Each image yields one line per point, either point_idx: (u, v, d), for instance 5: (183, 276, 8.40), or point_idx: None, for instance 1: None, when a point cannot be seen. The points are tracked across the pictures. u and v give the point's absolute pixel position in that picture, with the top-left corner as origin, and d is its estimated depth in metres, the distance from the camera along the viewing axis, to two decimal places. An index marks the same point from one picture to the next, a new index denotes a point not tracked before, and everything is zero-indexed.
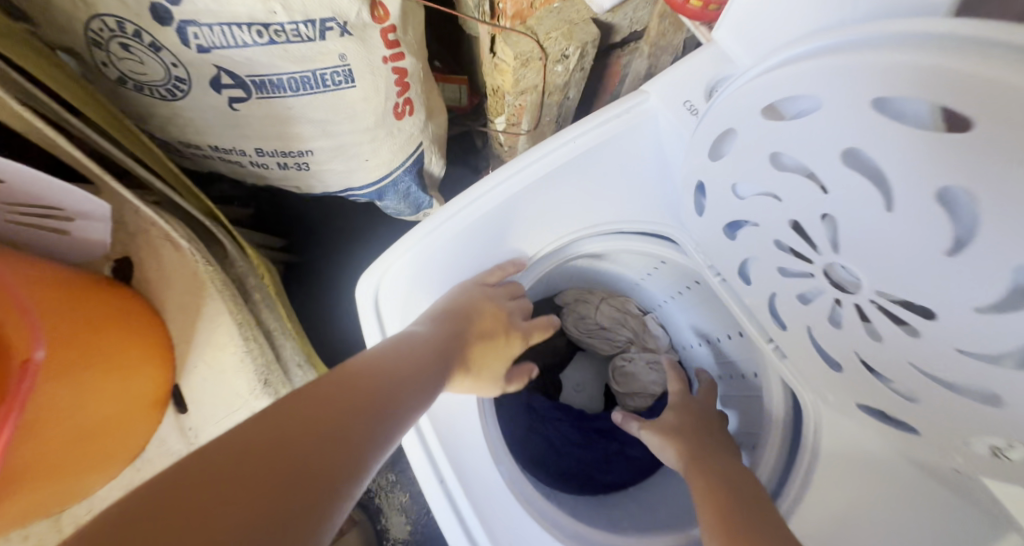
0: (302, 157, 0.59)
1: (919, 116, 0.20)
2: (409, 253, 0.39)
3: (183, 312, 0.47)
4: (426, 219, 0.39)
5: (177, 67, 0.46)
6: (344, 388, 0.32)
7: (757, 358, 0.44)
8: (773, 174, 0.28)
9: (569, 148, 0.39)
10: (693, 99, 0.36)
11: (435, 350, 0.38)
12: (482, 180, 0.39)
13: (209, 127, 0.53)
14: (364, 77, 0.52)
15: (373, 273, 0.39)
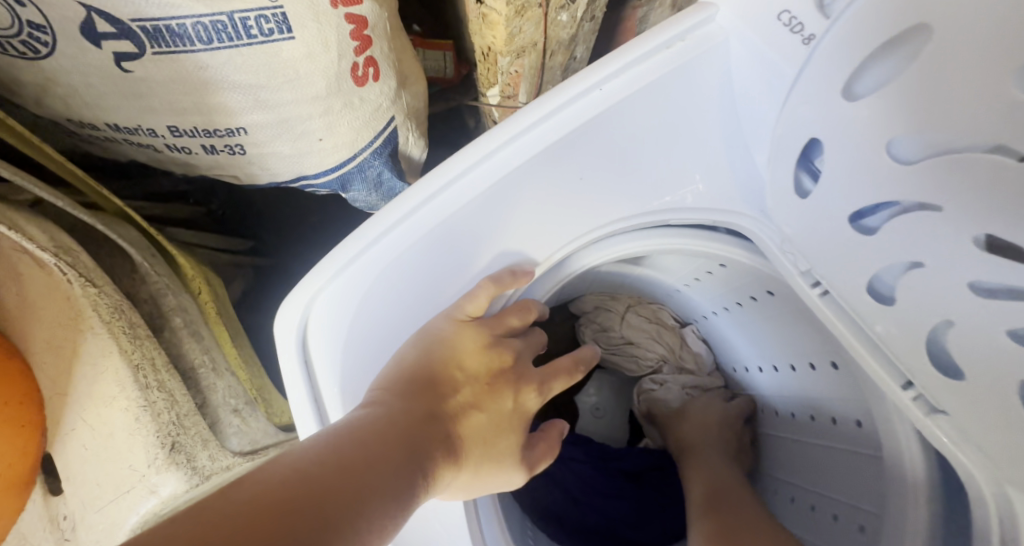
0: (233, 137, 0.45)
1: None
2: (354, 266, 0.26)
3: (56, 354, 0.33)
4: (380, 212, 0.26)
5: (26, 8, 0.33)
6: (257, 492, 0.18)
7: (869, 406, 0.30)
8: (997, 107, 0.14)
9: (591, 101, 0.26)
10: (795, 7, 0.22)
11: (401, 429, 0.24)
12: (463, 152, 0.26)
13: (99, 97, 0.40)
14: (305, 26, 0.37)
15: (302, 294, 0.26)
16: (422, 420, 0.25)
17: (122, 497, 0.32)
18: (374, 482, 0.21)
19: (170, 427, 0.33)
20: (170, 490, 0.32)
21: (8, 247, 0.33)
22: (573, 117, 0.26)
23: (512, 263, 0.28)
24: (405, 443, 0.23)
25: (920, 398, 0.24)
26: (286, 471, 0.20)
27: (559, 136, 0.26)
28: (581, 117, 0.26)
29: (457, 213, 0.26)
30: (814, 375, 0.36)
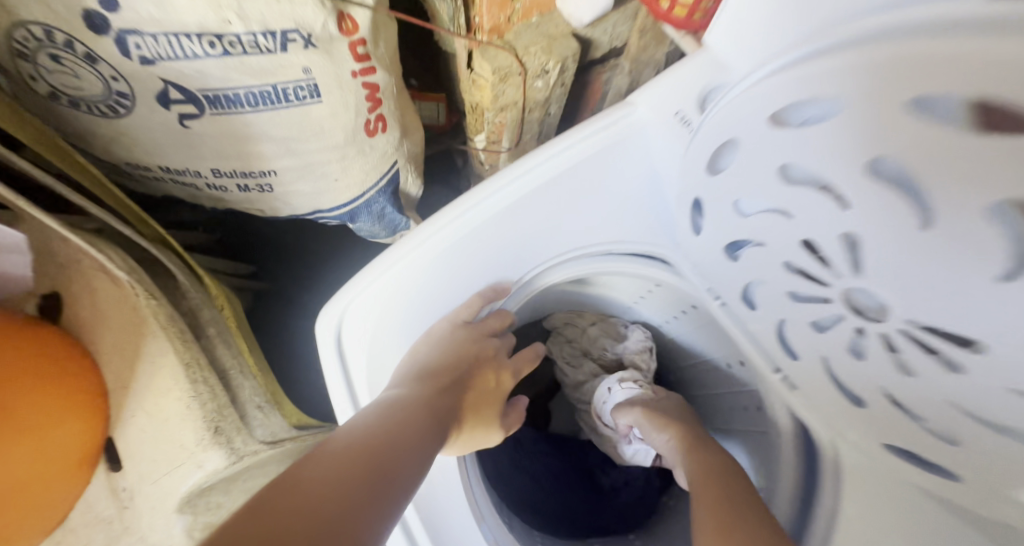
0: (264, 178, 0.54)
1: (949, 118, 0.16)
2: (375, 285, 0.34)
3: (121, 353, 0.41)
4: (389, 248, 0.35)
5: (118, 81, 0.42)
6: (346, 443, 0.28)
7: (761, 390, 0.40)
8: (781, 188, 0.24)
9: (545, 168, 0.35)
10: (685, 110, 0.33)
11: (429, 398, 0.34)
12: (455, 203, 0.35)
13: (158, 145, 0.49)
14: (331, 92, 0.48)
15: (336, 305, 0.35)
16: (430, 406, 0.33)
17: (175, 469, 0.39)
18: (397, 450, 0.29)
19: (213, 414, 0.40)
20: (213, 464, 0.39)
21: (87, 266, 0.41)
22: (534, 179, 0.36)
23: (495, 282, 0.37)
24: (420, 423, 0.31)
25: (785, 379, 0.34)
26: (359, 429, 0.30)
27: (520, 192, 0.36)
28: (538, 179, 0.36)
29: (443, 247, 0.35)
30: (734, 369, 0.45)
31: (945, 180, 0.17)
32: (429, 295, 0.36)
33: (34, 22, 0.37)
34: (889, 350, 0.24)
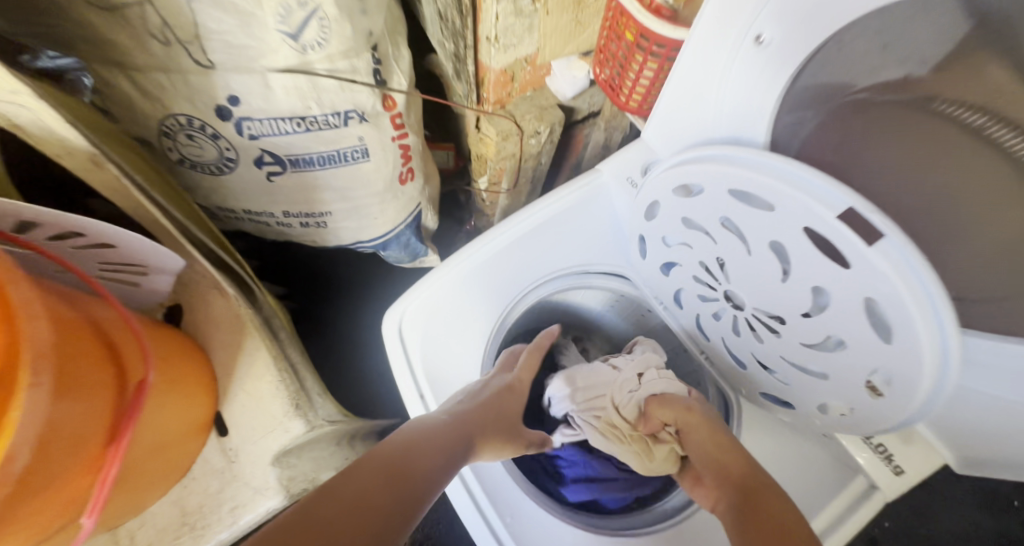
0: (322, 218, 0.70)
1: (756, 201, 0.34)
2: (419, 299, 0.49)
3: (226, 349, 0.54)
4: (431, 271, 0.49)
5: (229, 150, 0.59)
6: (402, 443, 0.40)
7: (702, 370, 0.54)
8: (685, 231, 0.41)
9: (537, 216, 0.50)
10: (633, 175, 0.48)
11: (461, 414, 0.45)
12: (475, 241, 0.50)
13: (246, 195, 0.65)
14: (376, 153, 0.65)
15: (393, 314, 0.49)
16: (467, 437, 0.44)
17: (269, 434, 0.52)
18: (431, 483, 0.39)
19: (295, 394, 0.54)
20: (298, 430, 0.52)
21: (205, 286, 0.54)
22: (527, 224, 0.50)
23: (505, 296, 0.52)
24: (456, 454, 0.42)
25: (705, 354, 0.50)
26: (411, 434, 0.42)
27: (518, 232, 0.51)
28: (530, 224, 0.51)
29: (465, 270, 0.50)
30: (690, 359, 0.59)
31: (768, 236, 0.33)
32: (457, 305, 0.50)
33: (181, 114, 0.54)
34: (750, 325, 0.40)
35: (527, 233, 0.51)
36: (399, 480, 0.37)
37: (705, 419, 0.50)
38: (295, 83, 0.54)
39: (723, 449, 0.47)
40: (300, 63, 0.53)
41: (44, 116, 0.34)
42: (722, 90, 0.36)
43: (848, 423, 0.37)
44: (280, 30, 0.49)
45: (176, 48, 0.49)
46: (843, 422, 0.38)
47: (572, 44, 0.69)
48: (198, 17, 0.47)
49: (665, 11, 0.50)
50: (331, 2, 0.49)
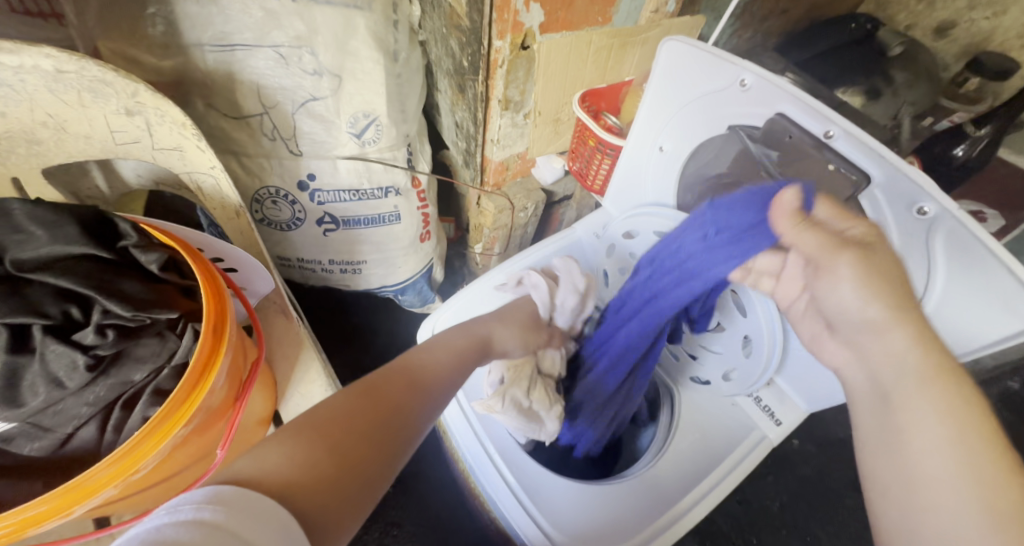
0: (358, 265, 0.90)
1: None
2: (447, 317, 0.66)
3: (287, 362, 0.66)
4: (451, 298, 0.67)
5: (299, 213, 0.80)
6: (389, 374, 0.43)
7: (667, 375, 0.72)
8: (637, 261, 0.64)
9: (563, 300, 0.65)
10: (597, 232, 0.69)
11: (451, 358, 0.49)
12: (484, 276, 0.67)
13: (305, 246, 0.86)
14: (406, 217, 0.87)
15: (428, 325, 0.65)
16: (462, 375, 0.49)
17: None
18: (434, 403, 0.44)
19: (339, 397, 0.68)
20: None
21: (273, 310, 0.66)
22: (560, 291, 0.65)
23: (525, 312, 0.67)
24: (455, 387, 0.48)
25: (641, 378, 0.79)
26: (396, 369, 0.44)
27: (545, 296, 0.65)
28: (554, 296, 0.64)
29: (481, 306, 0.67)
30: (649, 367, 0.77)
31: None
32: None
33: (272, 186, 0.77)
34: None
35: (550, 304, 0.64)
36: (408, 393, 0.42)
37: (856, 268, 0.37)
38: (355, 166, 0.76)
39: (874, 299, 0.37)
40: (358, 153, 0.75)
41: (222, 181, 0.52)
42: (648, 179, 0.60)
43: (747, 375, 0.59)
44: (350, 131, 0.73)
45: (277, 143, 0.72)
46: (746, 375, 0.59)
47: (554, 145, 0.94)
48: (297, 124, 0.71)
49: (613, 131, 0.78)
50: (386, 116, 0.74)
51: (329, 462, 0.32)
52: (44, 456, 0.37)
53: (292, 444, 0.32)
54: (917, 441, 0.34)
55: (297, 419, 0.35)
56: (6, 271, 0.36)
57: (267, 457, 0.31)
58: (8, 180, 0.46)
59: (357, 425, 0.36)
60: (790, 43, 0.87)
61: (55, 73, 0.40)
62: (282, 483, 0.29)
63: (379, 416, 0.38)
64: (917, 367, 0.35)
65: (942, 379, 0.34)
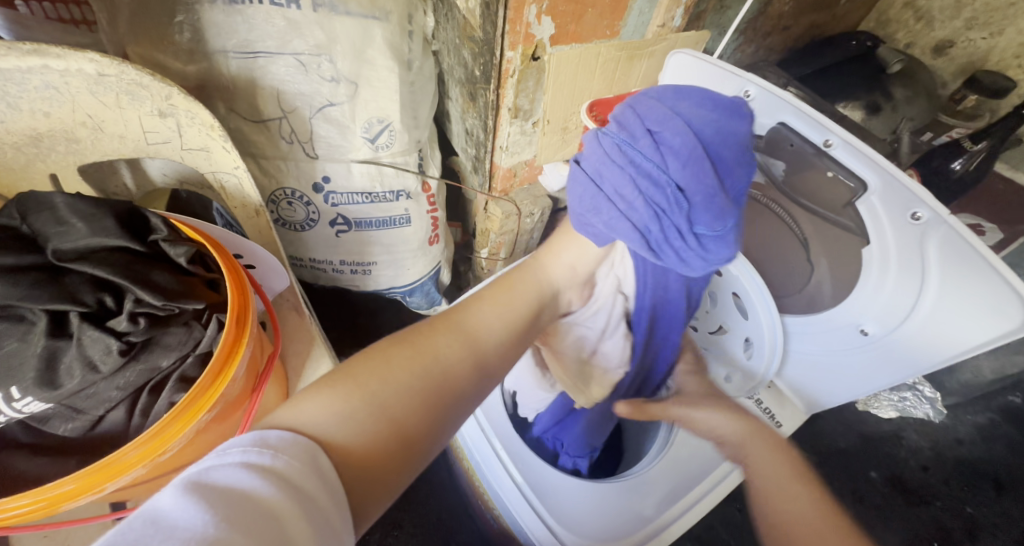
0: (368, 266, 0.92)
1: None
2: None
3: (299, 357, 0.67)
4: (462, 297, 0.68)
5: (314, 214, 0.83)
6: (448, 326, 0.42)
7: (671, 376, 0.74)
8: None
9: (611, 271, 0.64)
10: None
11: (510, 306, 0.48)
12: None
13: (317, 247, 0.88)
14: (416, 219, 0.89)
15: None
16: (525, 323, 0.48)
17: None
18: (486, 357, 0.42)
19: None
20: None
21: (287, 307, 0.68)
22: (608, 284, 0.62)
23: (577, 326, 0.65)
24: (517, 347, 0.46)
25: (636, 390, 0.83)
26: (454, 319, 0.43)
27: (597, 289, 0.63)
28: (617, 290, 0.63)
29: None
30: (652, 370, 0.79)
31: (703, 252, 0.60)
32: None
33: (288, 187, 0.79)
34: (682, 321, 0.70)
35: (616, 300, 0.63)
36: (465, 348, 0.41)
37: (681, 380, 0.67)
38: (369, 169, 0.79)
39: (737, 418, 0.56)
40: (371, 157, 0.78)
41: (245, 181, 0.54)
42: None
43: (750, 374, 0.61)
44: (364, 136, 0.75)
45: (295, 146, 0.75)
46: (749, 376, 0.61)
47: (561, 153, 0.96)
48: (314, 128, 0.74)
49: None
50: (399, 122, 0.76)
51: (376, 420, 0.34)
52: (77, 436, 0.40)
53: (340, 396, 0.34)
54: (770, 506, 0.44)
55: (348, 367, 0.36)
56: (46, 260, 0.38)
57: (317, 408, 0.33)
58: (47, 176, 0.48)
59: (406, 382, 0.36)
60: (792, 58, 0.89)
61: (97, 76, 0.42)
62: (329, 440, 0.31)
63: (428, 374, 0.38)
64: (741, 446, 0.53)
65: (784, 456, 0.49)
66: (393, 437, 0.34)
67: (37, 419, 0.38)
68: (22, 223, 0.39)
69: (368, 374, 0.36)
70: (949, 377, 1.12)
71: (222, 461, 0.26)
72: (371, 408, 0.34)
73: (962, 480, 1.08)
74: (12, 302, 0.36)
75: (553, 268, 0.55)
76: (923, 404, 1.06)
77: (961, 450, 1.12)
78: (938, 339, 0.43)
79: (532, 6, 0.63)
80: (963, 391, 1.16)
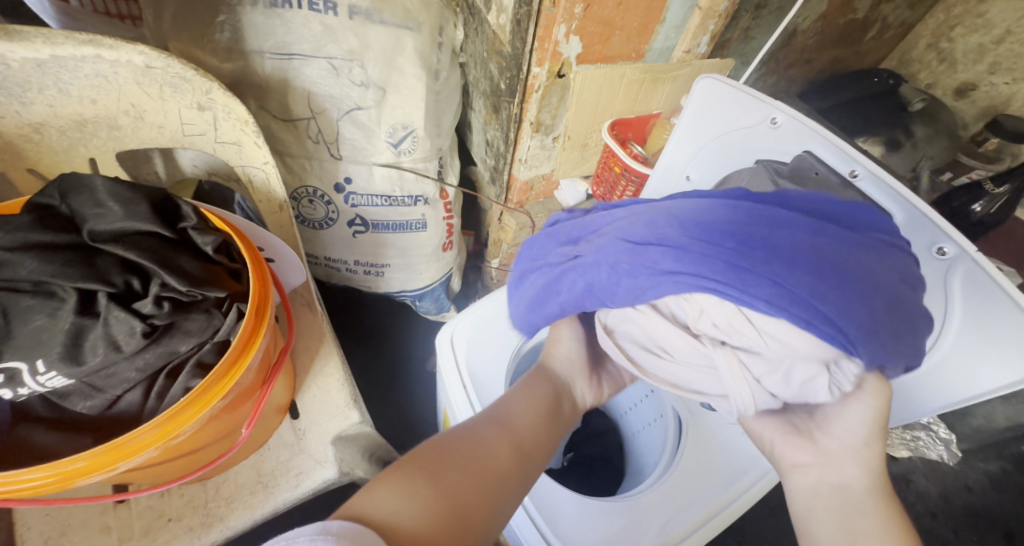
0: (381, 269, 0.93)
1: None
2: (467, 322, 0.68)
3: (306, 353, 0.67)
4: (470, 305, 0.68)
5: (332, 214, 0.84)
6: (494, 428, 0.48)
7: (662, 404, 0.73)
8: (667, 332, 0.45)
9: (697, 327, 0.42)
10: None
11: (533, 411, 0.52)
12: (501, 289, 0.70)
13: (333, 246, 0.89)
14: (432, 226, 0.90)
15: (449, 326, 0.67)
16: (550, 422, 0.52)
17: (333, 418, 0.64)
18: (534, 452, 0.48)
19: (352, 390, 0.67)
20: (355, 417, 0.65)
21: (302, 304, 0.69)
22: (719, 359, 0.43)
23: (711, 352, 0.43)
24: (551, 440, 0.51)
25: (632, 409, 0.83)
26: (492, 420, 0.49)
27: (686, 380, 0.47)
28: (741, 360, 0.42)
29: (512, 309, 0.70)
30: (647, 399, 0.78)
31: None
32: (492, 335, 0.68)
33: (310, 185, 0.81)
34: None
35: (761, 372, 0.41)
36: (512, 453, 0.46)
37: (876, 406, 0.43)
38: (390, 173, 0.80)
39: (864, 446, 0.44)
40: (393, 161, 0.79)
41: (272, 176, 0.55)
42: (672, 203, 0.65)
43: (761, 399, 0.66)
44: (387, 140, 0.77)
45: (320, 146, 0.76)
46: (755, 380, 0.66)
47: (579, 170, 0.97)
48: (340, 130, 0.75)
49: (639, 159, 0.81)
50: (422, 129, 0.78)
51: (440, 517, 0.37)
52: (94, 414, 0.40)
53: (404, 491, 0.38)
54: None
55: (407, 464, 0.41)
56: (81, 240, 0.40)
57: (384, 495, 0.37)
58: (86, 160, 0.49)
59: (461, 481, 0.41)
60: (815, 91, 0.90)
61: (144, 68, 0.44)
62: (404, 531, 0.35)
63: (482, 476, 0.42)
64: (859, 487, 0.43)
65: (895, 522, 0.41)
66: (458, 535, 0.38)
67: (57, 394, 0.39)
68: (62, 203, 0.41)
69: (425, 471, 0.41)
70: (961, 417, 1.11)
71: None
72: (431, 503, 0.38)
73: (971, 529, 1.05)
74: (46, 278, 0.37)
75: (554, 360, 0.59)
76: (937, 445, 1.11)
77: (971, 497, 1.10)
78: (956, 384, 0.46)
79: (562, 25, 0.65)
80: (973, 436, 1.13)
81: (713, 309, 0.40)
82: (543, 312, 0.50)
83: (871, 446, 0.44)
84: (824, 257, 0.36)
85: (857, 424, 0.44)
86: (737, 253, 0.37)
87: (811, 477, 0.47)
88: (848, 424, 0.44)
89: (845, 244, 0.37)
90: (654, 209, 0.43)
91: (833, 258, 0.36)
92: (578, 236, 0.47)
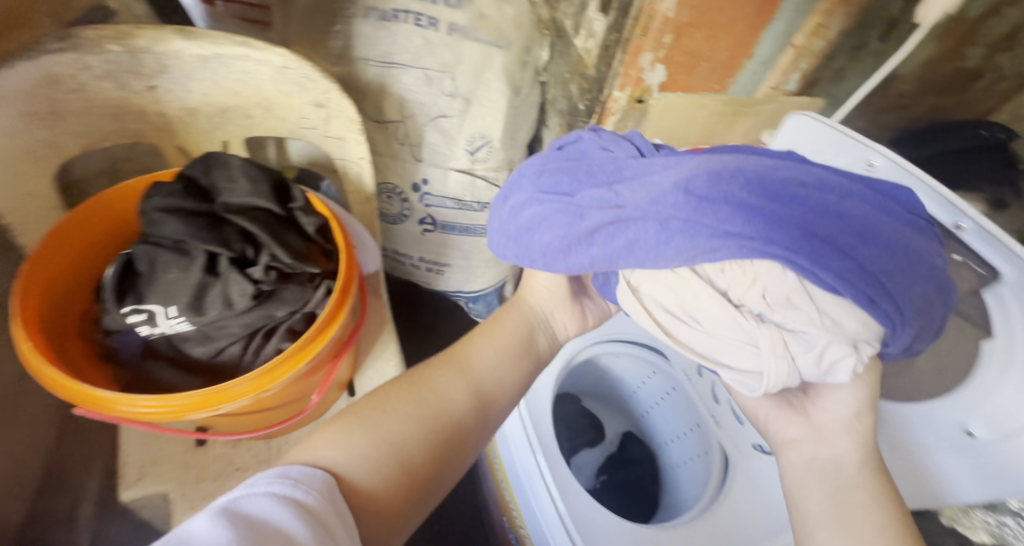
0: (442, 267, 0.98)
1: None
2: None
3: (369, 337, 0.72)
4: None
5: (406, 211, 0.90)
6: (446, 374, 0.47)
7: (708, 440, 0.72)
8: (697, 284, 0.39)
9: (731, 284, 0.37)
10: None
11: (495, 355, 0.52)
12: None
13: (402, 241, 0.95)
14: None
15: None
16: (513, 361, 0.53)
17: None
18: (495, 393, 0.49)
19: None
20: None
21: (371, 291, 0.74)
22: (761, 336, 0.37)
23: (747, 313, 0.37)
24: (511, 382, 0.52)
25: (675, 441, 0.82)
26: (446, 366, 0.48)
27: (712, 351, 0.40)
28: (784, 340, 0.37)
29: None
30: (691, 432, 0.77)
31: None
32: None
33: (391, 183, 0.87)
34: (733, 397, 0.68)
35: (796, 348, 0.37)
36: (467, 398, 0.47)
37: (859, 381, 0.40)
38: (463, 179, 0.85)
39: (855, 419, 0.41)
40: (468, 167, 0.84)
41: (365, 170, 0.61)
42: None
43: None
44: (466, 148, 0.82)
45: (405, 148, 0.82)
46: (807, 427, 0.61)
47: None
48: (425, 135, 0.81)
49: None
50: (499, 140, 0.82)
51: (387, 461, 0.39)
52: (202, 361, 0.46)
53: (347, 439, 0.39)
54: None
55: (352, 413, 0.42)
56: (213, 209, 0.46)
57: (326, 443, 0.38)
58: (219, 143, 0.56)
59: (410, 426, 0.42)
60: (911, 138, 0.84)
61: (281, 67, 0.50)
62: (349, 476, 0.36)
63: (433, 422, 0.43)
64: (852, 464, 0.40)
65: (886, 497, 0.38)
66: (408, 475, 0.39)
67: (177, 338, 0.45)
68: (202, 176, 0.47)
69: (371, 417, 0.41)
70: None
71: (260, 488, 0.30)
72: (376, 447, 0.39)
73: None
74: (185, 238, 0.43)
75: (530, 294, 0.59)
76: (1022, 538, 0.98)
77: None
78: None
79: (649, 53, 0.67)
80: None
81: (773, 277, 0.35)
82: (557, 260, 0.42)
83: (869, 415, 0.41)
84: (874, 233, 0.34)
85: (847, 396, 0.41)
86: (801, 218, 0.33)
87: (807, 453, 0.43)
88: (837, 393, 0.41)
89: (897, 221, 0.35)
90: (700, 162, 0.37)
91: (892, 239, 0.34)
92: (607, 179, 0.40)
